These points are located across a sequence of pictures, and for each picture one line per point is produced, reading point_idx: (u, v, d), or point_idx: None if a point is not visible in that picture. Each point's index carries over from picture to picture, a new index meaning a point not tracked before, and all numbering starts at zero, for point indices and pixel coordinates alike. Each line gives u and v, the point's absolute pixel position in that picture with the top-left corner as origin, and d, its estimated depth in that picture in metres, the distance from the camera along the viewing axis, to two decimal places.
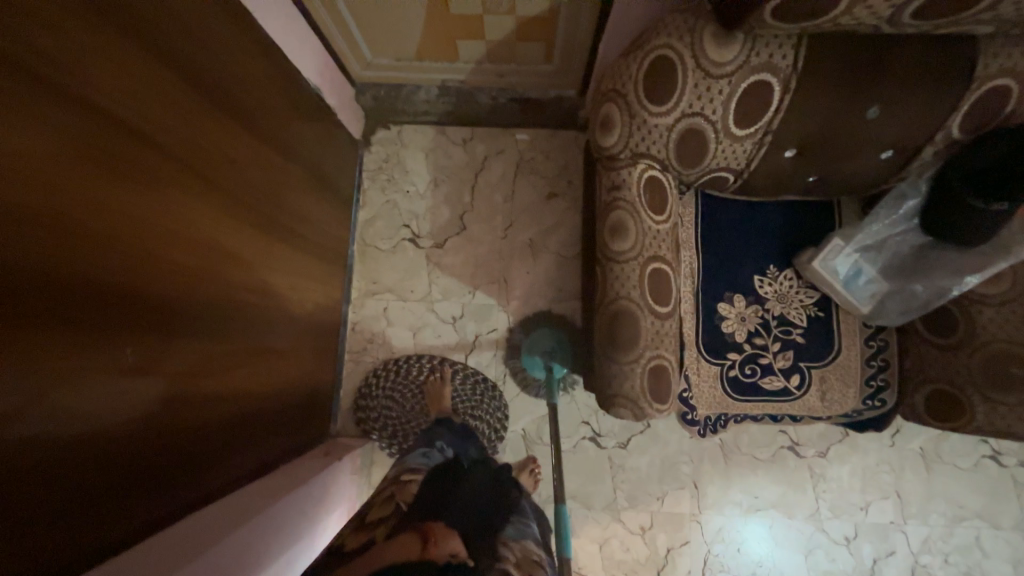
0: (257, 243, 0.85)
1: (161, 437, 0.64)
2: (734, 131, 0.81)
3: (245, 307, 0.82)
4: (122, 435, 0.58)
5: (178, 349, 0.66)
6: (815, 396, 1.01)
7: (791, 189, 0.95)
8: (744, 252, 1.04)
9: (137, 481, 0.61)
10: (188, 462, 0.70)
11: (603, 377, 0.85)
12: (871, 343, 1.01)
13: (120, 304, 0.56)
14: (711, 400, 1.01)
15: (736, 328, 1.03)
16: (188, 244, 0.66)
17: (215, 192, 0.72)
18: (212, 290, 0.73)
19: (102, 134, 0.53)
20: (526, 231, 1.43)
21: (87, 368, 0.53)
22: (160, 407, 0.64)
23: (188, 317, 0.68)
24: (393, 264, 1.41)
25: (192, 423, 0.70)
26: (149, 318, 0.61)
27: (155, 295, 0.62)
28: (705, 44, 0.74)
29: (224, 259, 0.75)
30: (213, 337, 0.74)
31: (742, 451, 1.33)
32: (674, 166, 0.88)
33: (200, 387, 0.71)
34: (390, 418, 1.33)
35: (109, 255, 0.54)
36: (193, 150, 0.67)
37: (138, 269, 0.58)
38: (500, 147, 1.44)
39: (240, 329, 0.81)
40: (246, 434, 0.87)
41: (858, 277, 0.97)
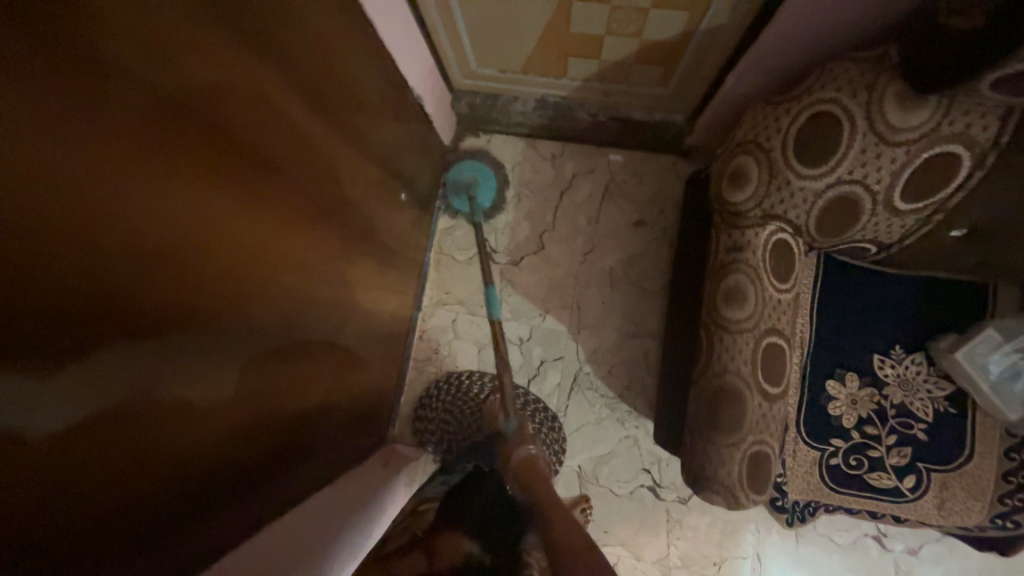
0: (348, 259, 0.81)
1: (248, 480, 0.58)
2: (897, 205, 0.69)
3: (323, 323, 0.75)
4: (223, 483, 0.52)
5: (273, 379, 0.60)
6: (931, 503, 0.89)
7: (944, 267, 0.82)
8: (866, 328, 0.92)
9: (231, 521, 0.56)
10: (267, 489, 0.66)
11: (695, 455, 0.78)
12: (1013, 455, 0.86)
13: (233, 345, 0.49)
14: (805, 487, 0.91)
15: (844, 412, 0.92)
16: (283, 276, 0.57)
17: (313, 205, 0.64)
18: (297, 318, 0.64)
19: (228, 156, 0.44)
20: (606, 259, 1.36)
21: (186, 451, 0.44)
22: (252, 444, 0.58)
23: (284, 342, 0.61)
24: (467, 276, 1.39)
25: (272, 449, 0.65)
26: (253, 355, 0.53)
27: (261, 327, 0.54)
28: (885, 104, 0.63)
29: (312, 280, 0.67)
30: (298, 358, 0.67)
31: (818, 530, 1.21)
32: (809, 232, 0.77)
33: (274, 427, 0.63)
34: (446, 432, 1.32)
35: (214, 315, 0.45)
36: (300, 162, 0.58)
37: (239, 322, 0.49)
38: (590, 167, 1.37)
39: (315, 348, 0.74)
40: (310, 450, 0.82)
41: (1015, 380, 0.83)
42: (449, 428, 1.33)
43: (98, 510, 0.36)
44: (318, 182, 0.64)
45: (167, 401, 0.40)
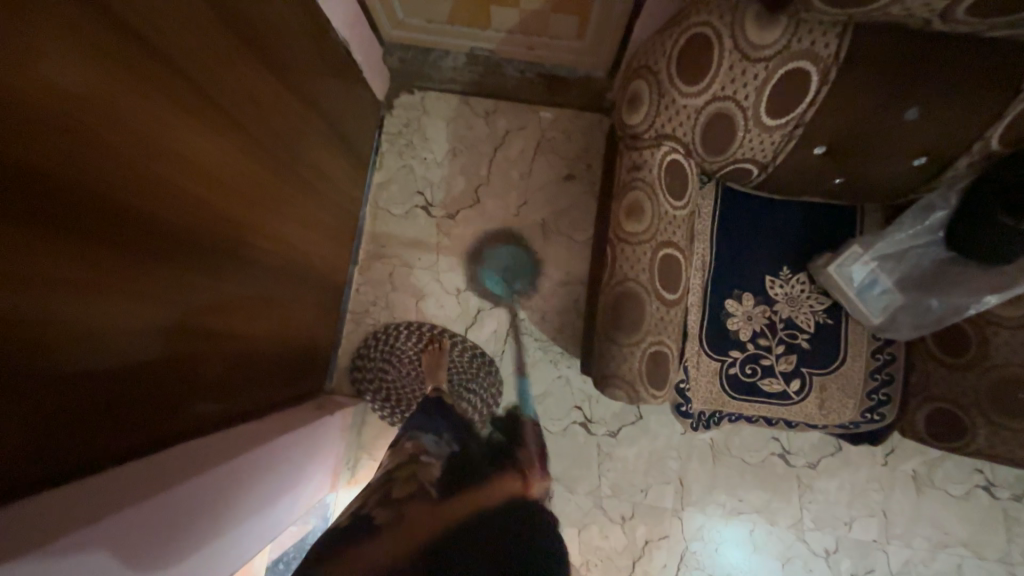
0: (275, 185, 0.81)
1: (157, 375, 0.61)
2: (764, 120, 0.78)
3: (250, 243, 0.76)
4: (122, 364, 0.55)
5: (188, 281, 0.63)
6: (814, 402, 1.00)
7: (816, 188, 0.93)
8: (758, 251, 1.02)
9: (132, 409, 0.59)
10: (189, 393, 0.69)
11: (602, 357, 0.85)
12: (877, 355, 0.99)
13: (133, 230, 0.53)
14: (708, 396, 1.00)
15: (741, 326, 1.02)
16: (184, 189, 0.58)
17: (236, 124, 0.67)
18: (209, 235, 0.65)
19: (117, 43, 0.47)
20: (539, 211, 1.41)
21: (45, 340, 0.46)
22: (163, 339, 0.61)
23: (203, 249, 0.65)
24: (404, 230, 1.41)
25: (195, 357, 0.68)
26: (160, 248, 0.57)
27: (172, 224, 0.58)
28: (745, 24, 0.71)
29: (228, 199, 0.68)
30: (224, 274, 0.71)
31: (732, 453, 1.32)
32: (698, 152, 0.85)
33: (184, 343, 0.65)
34: (386, 381, 1.33)
35: (82, 212, 0.46)
36: (213, 77, 0.62)
37: (119, 224, 0.51)
38: (522, 123, 1.42)
39: (240, 270, 0.75)
40: (240, 374, 0.84)
41: (873, 287, 0.94)
42: (389, 377, 1.34)
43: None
44: (224, 99, 0.64)
45: (43, 255, 0.44)
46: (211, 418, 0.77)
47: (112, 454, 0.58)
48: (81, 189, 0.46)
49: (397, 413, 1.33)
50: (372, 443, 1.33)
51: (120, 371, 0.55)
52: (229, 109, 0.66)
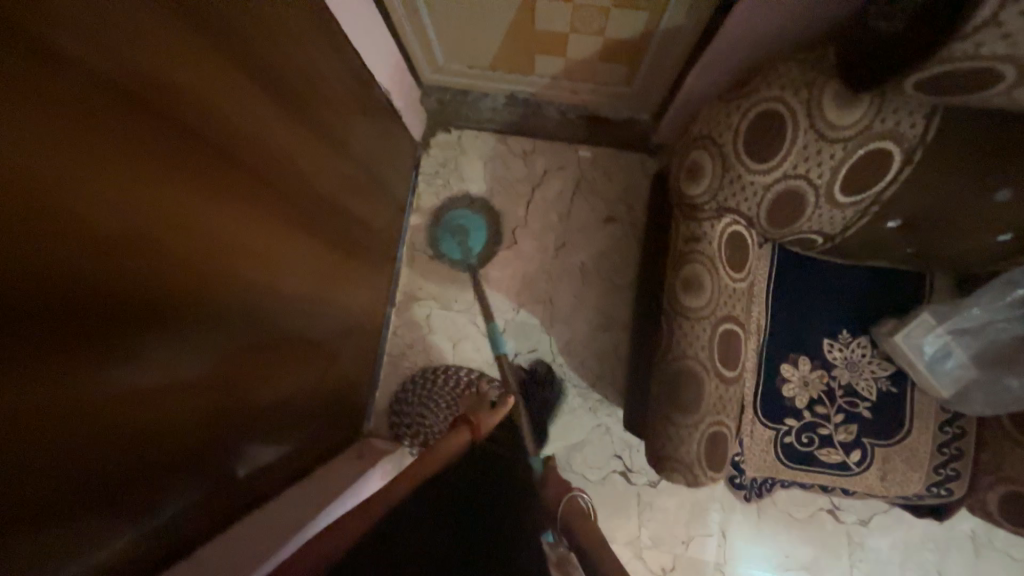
0: (316, 256, 0.80)
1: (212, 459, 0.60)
2: (837, 197, 0.74)
3: (290, 307, 0.73)
4: (185, 454, 0.54)
5: (242, 361, 0.61)
6: (874, 474, 0.96)
7: (884, 255, 0.88)
8: (817, 314, 0.98)
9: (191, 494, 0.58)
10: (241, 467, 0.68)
11: (658, 436, 0.82)
12: (946, 428, 0.94)
13: (196, 325, 0.51)
14: (761, 464, 0.97)
15: (797, 393, 0.98)
16: (226, 274, 0.55)
17: (284, 199, 0.66)
18: (253, 311, 0.62)
19: (186, 146, 0.46)
20: (578, 253, 1.39)
21: (109, 461, 0.44)
22: (220, 422, 0.60)
23: (255, 326, 0.63)
24: (440, 271, 1.40)
25: (247, 431, 0.67)
26: (219, 336, 0.56)
27: (229, 310, 0.57)
28: (823, 104, 0.67)
29: (268, 269, 0.65)
30: (272, 345, 0.69)
31: (778, 507, 1.28)
32: (760, 224, 0.82)
33: (232, 423, 0.62)
34: (423, 426, 1.31)
35: (149, 320, 0.45)
36: (267, 157, 0.61)
37: (170, 328, 0.48)
38: (561, 163, 1.40)
39: (282, 335, 0.72)
40: (287, 440, 0.84)
41: (945, 359, 0.90)
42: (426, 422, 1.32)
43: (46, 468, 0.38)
44: (265, 169, 0.60)
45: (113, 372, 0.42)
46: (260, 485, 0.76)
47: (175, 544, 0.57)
48: (139, 301, 0.43)
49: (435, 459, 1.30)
50: None
51: (177, 466, 0.53)
52: (270, 179, 0.62)
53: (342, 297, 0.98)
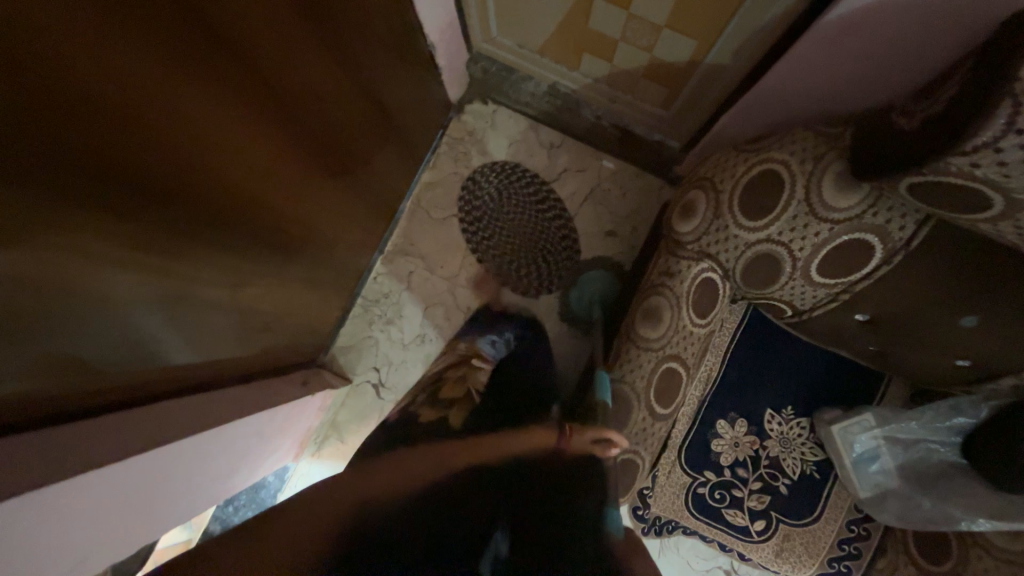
0: (323, 187, 0.83)
1: (144, 340, 0.61)
2: (812, 276, 0.75)
3: (286, 229, 0.77)
4: (116, 329, 0.54)
5: (206, 262, 0.61)
6: (771, 548, 0.98)
7: (846, 346, 0.89)
8: (769, 383, 0.99)
9: (112, 365, 0.58)
10: (171, 356, 0.69)
11: None
12: (853, 527, 0.95)
13: (172, 214, 0.51)
14: (668, 505, 0.99)
15: (725, 450, 1.00)
16: (230, 202, 0.59)
17: (295, 123, 0.67)
18: (247, 232, 0.67)
19: (205, 41, 0.46)
20: (571, 257, 1.40)
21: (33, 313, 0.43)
22: (165, 310, 0.60)
23: (232, 234, 0.64)
24: (436, 234, 1.42)
25: (189, 325, 0.67)
26: (192, 232, 0.56)
27: (210, 212, 0.57)
28: (823, 182, 0.68)
29: (272, 198, 0.69)
30: (245, 256, 0.70)
31: (679, 552, 1.31)
32: (735, 279, 0.83)
33: (199, 322, 0.69)
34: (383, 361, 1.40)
35: (129, 198, 0.45)
36: (285, 76, 0.61)
37: (165, 215, 0.50)
38: (582, 166, 1.41)
39: (271, 253, 0.77)
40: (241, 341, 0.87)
41: (870, 462, 0.91)
42: (387, 358, 1.40)
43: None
44: (280, 86, 0.60)
45: (77, 234, 0.42)
46: (204, 370, 0.81)
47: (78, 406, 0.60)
48: (126, 178, 0.43)
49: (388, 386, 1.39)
50: (347, 426, 1.39)
51: (106, 336, 0.53)
52: (286, 101, 0.63)
53: (331, 229, 1.01)
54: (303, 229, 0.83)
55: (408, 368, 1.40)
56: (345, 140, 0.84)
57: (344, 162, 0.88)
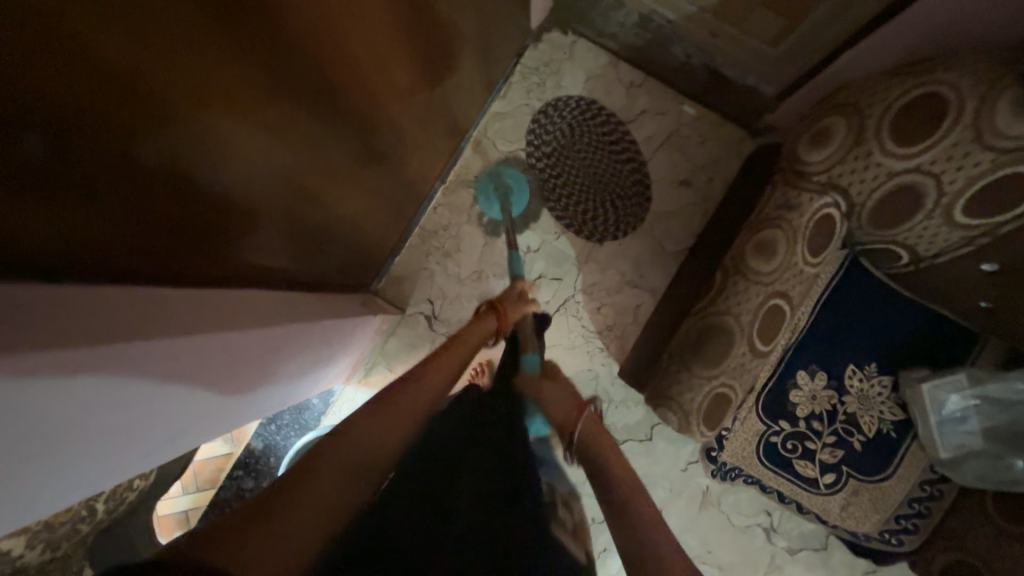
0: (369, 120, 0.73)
1: (246, 222, 0.56)
2: (953, 215, 0.70)
3: (331, 164, 0.68)
4: (222, 202, 0.49)
5: (295, 133, 0.55)
6: (837, 502, 0.97)
7: (953, 301, 0.87)
8: (857, 337, 0.96)
9: (215, 247, 0.53)
10: (263, 249, 0.64)
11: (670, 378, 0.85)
12: (925, 487, 0.94)
13: (261, 52, 0.44)
14: (739, 453, 0.98)
15: (802, 402, 0.98)
16: (280, 113, 0.50)
17: None
18: (292, 160, 0.58)
19: None
20: (639, 203, 1.35)
21: (155, 155, 0.37)
22: (261, 189, 0.55)
23: (317, 103, 0.57)
24: (501, 167, 1.37)
25: (279, 215, 0.62)
26: (282, 87, 0.49)
27: (297, 63, 0.50)
28: (998, 106, 0.62)
29: (320, 123, 0.60)
30: (327, 138, 0.63)
31: (720, 507, 1.31)
32: (860, 218, 0.78)
33: (241, 259, 0.61)
34: (437, 294, 1.37)
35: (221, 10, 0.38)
36: None
37: (256, 52, 0.43)
38: (662, 109, 1.34)
39: (316, 187, 0.68)
40: (316, 244, 0.82)
41: (959, 423, 0.89)
42: (441, 292, 1.37)
43: (102, 122, 0.32)
44: None
45: (182, 50, 0.35)
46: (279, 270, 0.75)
47: (195, 275, 0.54)
48: None
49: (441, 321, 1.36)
50: (395, 356, 1.37)
51: (216, 207, 0.48)
52: None
53: (406, 130, 0.94)
54: (371, 127, 0.76)
55: (462, 303, 1.37)
56: (400, 58, 0.74)
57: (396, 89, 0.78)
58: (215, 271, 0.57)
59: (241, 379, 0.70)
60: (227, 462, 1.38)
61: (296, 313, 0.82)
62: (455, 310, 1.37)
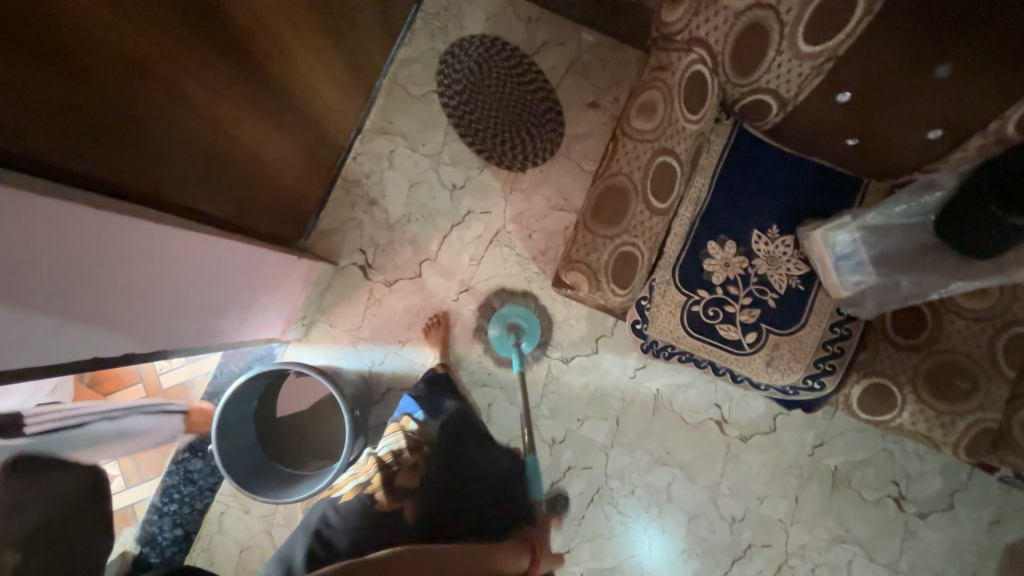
0: (231, 56, 0.81)
1: (98, 121, 0.62)
2: (800, 45, 0.78)
3: (194, 94, 0.77)
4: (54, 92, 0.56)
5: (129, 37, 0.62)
6: (761, 359, 1.01)
7: (826, 148, 0.94)
8: (756, 203, 1.00)
9: (66, 141, 0.60)
10: (138, 159, 0.71)
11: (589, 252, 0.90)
12: (835, 328, 0.99)
13: None
14: (664, 328, 1.02)
15: (716, 270, 1.01)
16: (130, 44, 0.62)
17: None
18: (141, 80, 0.66)
19: None
20: (554, 130, 1.39)
21: None
22: (103, 91, 0.61)
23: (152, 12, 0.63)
24: (415, 111, 1.39)
25: (144, 126, 0.69)
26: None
27: None
28: None
29: (160, 40, 0.66)
30: (180, 49, 0.70)
31: (673, 408, 1.35)
32: (724, 70, 0.86)
33: (115, 171, 0.69)
34: (368, 244, 1.36)
35: None
36: None
37: None
38: (561, 40, 1.40)
39: (180, 113, 0.75)
40: (207, 159, 0.86)
41: (850, 260, 0.95)
42: (372, 241, 1.37)
43: None
44: None
45: None
46: (173, 183, 0.81)
47: (45, 165, 0.59)
48: None
49: (376, 269, 1.36)
50: (334, 309, 1.35)
51: (46, 99, 0.55)
52: None
53: (299, 61, 1.00)
54: (241, 45, 0.82)
55: (396, 248, 1.37)
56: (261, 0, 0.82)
57: (259, 37, 0.86)
58: (76, 167, 0.63)
59: (124, 292, 0.73)
60: (169, 447, 1.32)
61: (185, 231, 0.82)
62: (388, 257, 1.36)
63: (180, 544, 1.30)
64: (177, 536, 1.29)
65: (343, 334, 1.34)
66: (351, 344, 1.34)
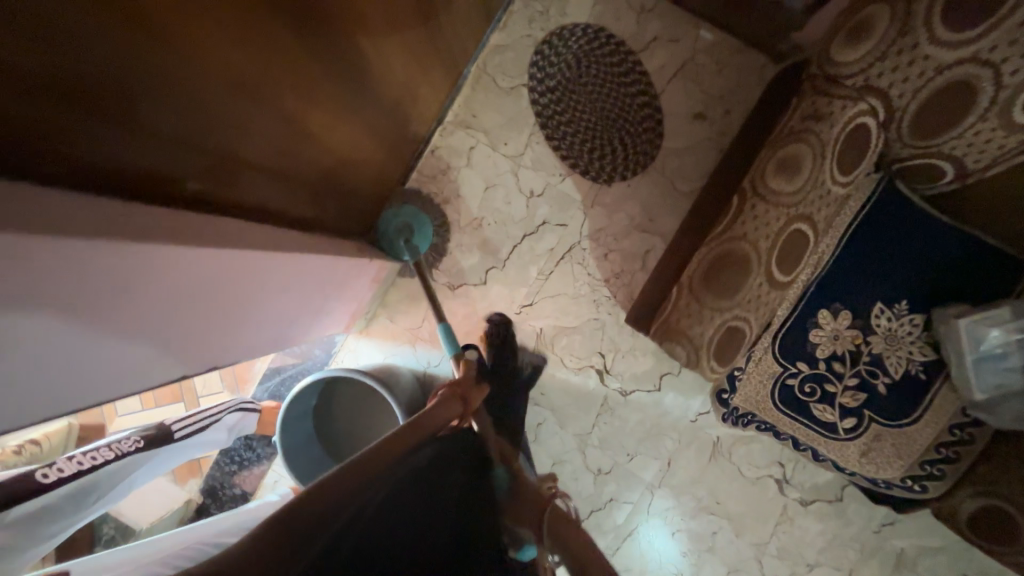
0: (310, 47, 0.72)
1: (188, 141, 0.61)
2: (1012, 114, 0.67)
3: (278, 99, 0.72)
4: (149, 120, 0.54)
5: (223, 53, 0.58)
6: (856, 448, 0.90)
7: (994, 227, 0.80)
8: (887, 274, 0.84)
9: (157, 162, 0.59)
10: (222, 171, 0.70)
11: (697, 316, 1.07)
12: (955, 431, 0.86)
13: None
14: (752, 398, 0.94)
15: (823, 343, 0.88)
16: (227, 62, 0.60)
17: None
18: (211, 85, 0.59)
19: None
20: (651, 142, 1.25)
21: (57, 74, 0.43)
22: (195, 113, 0.59)
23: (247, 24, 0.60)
24: (502, 105, 1.28)
25: (230, 140, 0.68)
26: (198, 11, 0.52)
27: None
28: None
29: (254, 54, 0.63)
30: (271, 60, 0.67)
31: (732, 459, 1.27)
32: (898, 127, 0.77)
33: (181, 179, 0.64)
34: (436, 243, 1.32)
35: None
36: None
37: None
38: (676, 36, 1.23)
39: (266, 124, 0.73)
40: (290, 164, 0.84)
41: (994, 360, 0.81)
42: (440, 240, 1.32)
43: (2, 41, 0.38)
44: None
45: None
46: (252, 189, 0.79)
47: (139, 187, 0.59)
48: None
49: (442, 270, 1.32)
50: (396, 306, 1.33)
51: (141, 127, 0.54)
52: None
53: (388, 56, 0.92)
54: (336, 49, 0.78)
55: (464, 251, 1.31)
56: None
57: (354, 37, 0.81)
58: (165, 184, 0.63)
59: (214, 312, 0.73)
60: None
61: (272, 246, 0.81)
62: (456, 259, 1.32)
63: (237, 503, 1.39)
64: (235, 494, 1.39)
65: (402, 331, 1.34)
66: (410, 341, 1.34)
